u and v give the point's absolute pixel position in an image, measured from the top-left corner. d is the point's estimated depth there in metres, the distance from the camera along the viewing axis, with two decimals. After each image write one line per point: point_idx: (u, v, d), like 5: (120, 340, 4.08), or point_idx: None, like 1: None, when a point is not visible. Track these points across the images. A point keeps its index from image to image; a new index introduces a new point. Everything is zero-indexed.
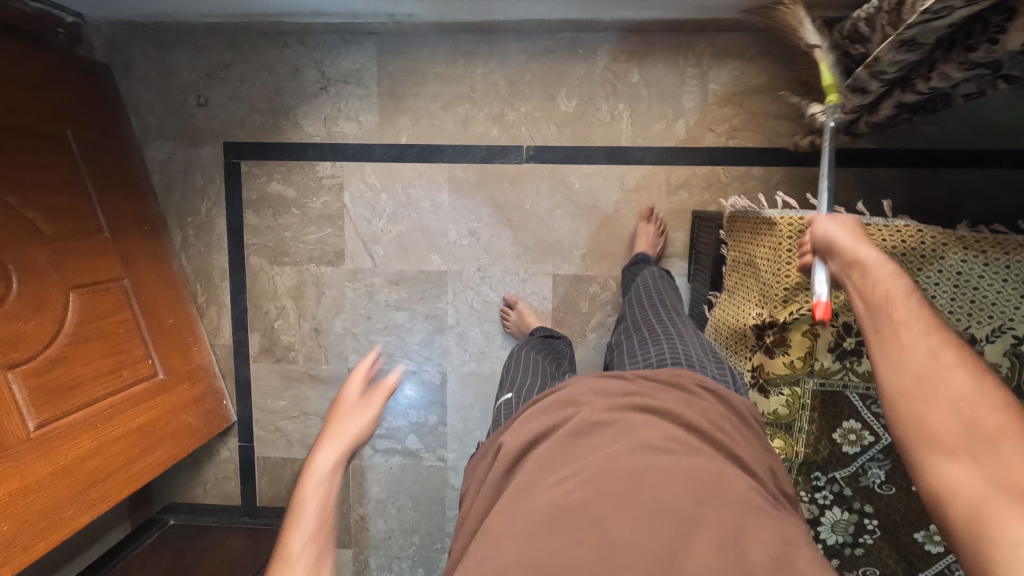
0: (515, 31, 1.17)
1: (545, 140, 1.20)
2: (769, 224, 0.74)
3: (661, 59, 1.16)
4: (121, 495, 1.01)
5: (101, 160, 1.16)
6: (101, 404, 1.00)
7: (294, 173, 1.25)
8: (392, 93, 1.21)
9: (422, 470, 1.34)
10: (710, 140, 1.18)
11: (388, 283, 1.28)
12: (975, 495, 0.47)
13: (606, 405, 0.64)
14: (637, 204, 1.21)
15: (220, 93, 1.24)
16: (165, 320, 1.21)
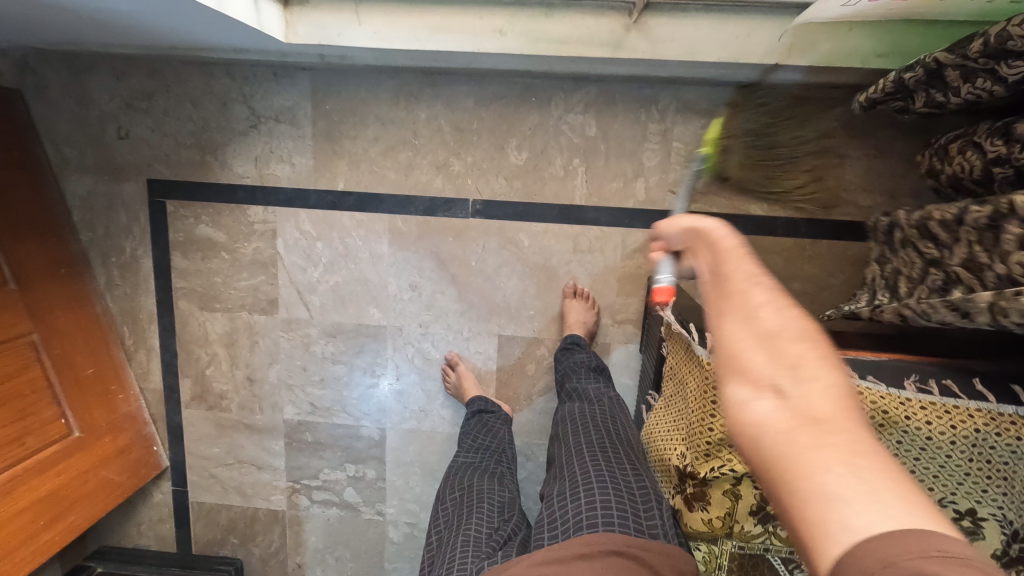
0: (463, 74, 1.06)
1: (493, 193, 1.11)
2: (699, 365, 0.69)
3: (622, 112, 1.05)
4: (23, 571, 0.96)
5: (9, 200, 1.07)
6: (1, 478, 0.95)
7: (224, 216, 1.16)
8: (329, 135, 1.11)
9: (360, 523, 1.30)
10: (670, 202, 1.08)
11: (324, 336, 1.20)
12: (781, 438, 0.34)
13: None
14: (590, 267, 1.12)
15: (142, 125, 1.14)
16: (84, 371, 1.15)
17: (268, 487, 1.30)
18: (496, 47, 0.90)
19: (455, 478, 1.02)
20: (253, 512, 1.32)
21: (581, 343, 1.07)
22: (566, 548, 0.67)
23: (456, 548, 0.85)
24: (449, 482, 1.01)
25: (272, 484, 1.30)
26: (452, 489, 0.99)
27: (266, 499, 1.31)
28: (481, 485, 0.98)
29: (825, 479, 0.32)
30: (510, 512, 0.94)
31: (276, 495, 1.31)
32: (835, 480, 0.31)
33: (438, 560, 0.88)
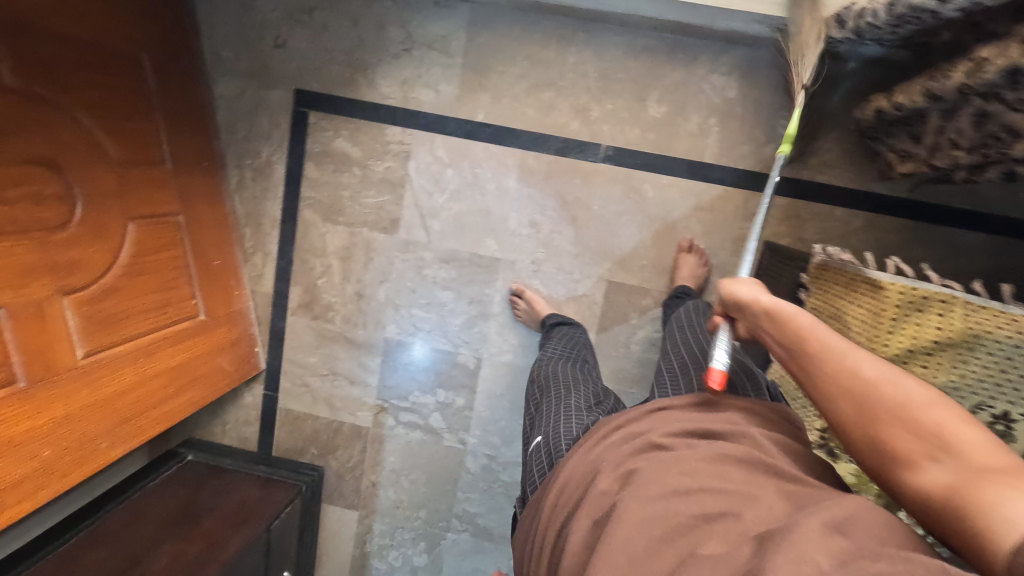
0: (616, 23, 1.11)
1: (627, 142, 1.15)
2: (874, 285, 0.77)
3: (765, 79, 1.10)
4: (153, 433, 1.01)
5: (172, 88, 1.12)
6: (146, 339, 1.00)
7: (362, 132, 1.21)
8: (477, 67, 1.16)
9: (440, 449, 1.35)
10: (797, 171, 1.12)
11: (438, 261, 1.25)
12: (950, 492, 0.48)
13: (603, 471, 0.66)
14: (709, 224, 1.17)
15: (299, 37, 1.19)
16: (212, 261, 1.20)
17: (356, 403, 1.35)
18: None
19: (550, 370, 1.07)
20: (338, 426, 1.37)
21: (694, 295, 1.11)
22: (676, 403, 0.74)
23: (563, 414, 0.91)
24: (547, 374, 1.07)
25: (361, 401, 1.35)
26: (546, 380, 1.05)
27: (352, 415, 1.36)
28: (572, 374, 1.04)
29: (999, 507, 0.44)
30: (603, 399, 0.98)
31: (363, 412, 1.35)
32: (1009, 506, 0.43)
33: (537, 431, 0.93)
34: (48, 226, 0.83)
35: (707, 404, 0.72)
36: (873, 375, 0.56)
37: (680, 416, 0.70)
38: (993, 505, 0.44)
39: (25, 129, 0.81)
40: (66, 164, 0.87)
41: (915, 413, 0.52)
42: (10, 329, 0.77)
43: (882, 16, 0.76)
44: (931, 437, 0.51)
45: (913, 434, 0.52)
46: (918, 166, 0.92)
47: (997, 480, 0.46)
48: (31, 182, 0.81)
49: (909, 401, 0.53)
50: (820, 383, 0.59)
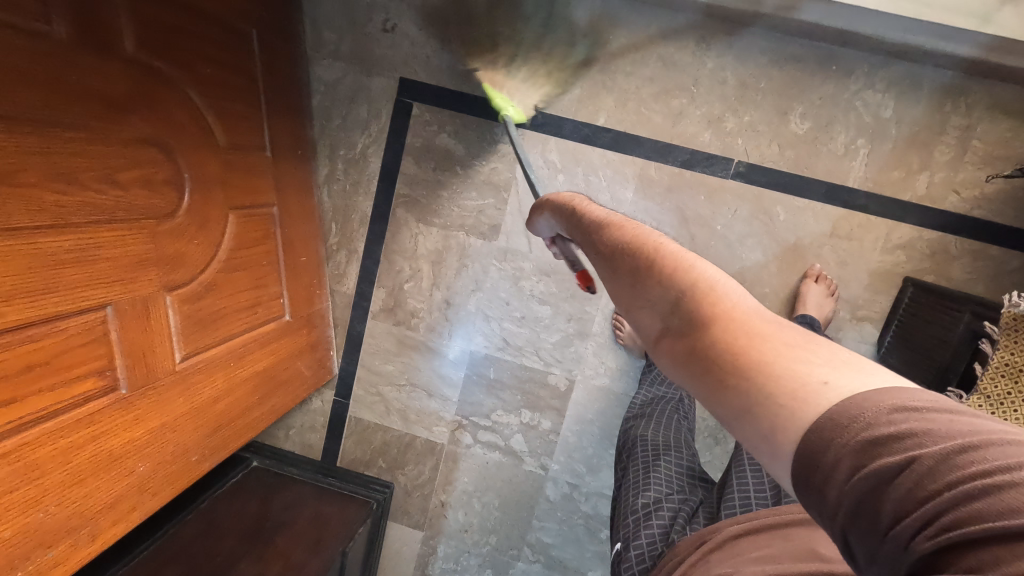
0: (765, 27, 1.00)
1: (761, 158, 1.05)
2: None
3: (926, 98, 0.99)
4: (238, 443, 0.93)
5: (276, 69, 1.04)
6: (237, 341, 0.92)
7: (469, 129, 1.12)
8: (603, 66, 1.06)
9: (519, 473, 1.25)
10: (951, 204, 1.01)
11: (538, 273, 1.16)
12: (693, 368, 0.41)
13: None
14: (844, 254, 1.06)
15: (410, 21, 1.10)
16: (299, 258, 1.11)
17: (432, 417, 1.26)
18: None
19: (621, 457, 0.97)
20: (410, 440, 1.28)
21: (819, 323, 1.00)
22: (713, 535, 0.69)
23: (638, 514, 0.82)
24: (622, 456, 0.95)
25: (438, 415, 1.26)
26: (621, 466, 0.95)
27: (427, 429, 1.27)
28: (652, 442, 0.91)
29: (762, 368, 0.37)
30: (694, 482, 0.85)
31: (438, 427, 1.26)
32: (774, 369, 0.37)
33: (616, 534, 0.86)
34: (157, 215, 0.75)
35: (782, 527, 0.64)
36: (610, 238, 0.54)
37: (734, 553, 0.64)
38: (744, 379, 0.37)
39: (141, 105, 0.72)
40: (177, 146, 0.78)
41: (658, 269, 0.46)
42: (116, 330, 0.68)
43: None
44: (669, 290, 0.45)
45: (639, 300, 0.47)
46: None
47: (735, 330, 0.39)
48: (143, 165, 0.72)
49: (625, 246, 0.51)
50: (604, 268, 0.53)
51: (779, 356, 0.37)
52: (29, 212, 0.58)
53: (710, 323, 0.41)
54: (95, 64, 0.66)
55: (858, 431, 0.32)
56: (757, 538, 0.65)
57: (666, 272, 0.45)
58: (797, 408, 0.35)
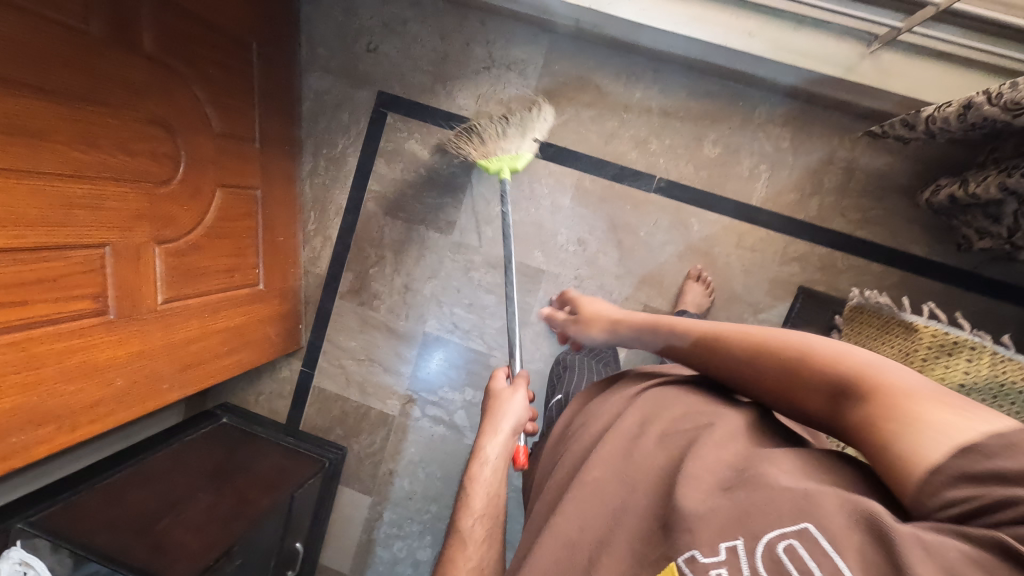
0: (686, 67, 1.19)
1: (679, 176, 1.22)
2: (907, 327, 0.83)
3: (818, 134, 1.17)
4: (206, 384, 1.08)
5: (272, 76, 1.23)
6: (213, 296, 1.08)
7: (434, 137, 1.30)
8: (550, 91, 1.25)
9: (460, 447, 1.39)
10: (839, 225, 1.18)
11: (486, 265, 1.32)
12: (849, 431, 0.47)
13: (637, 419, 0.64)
14: (748, 263, 1.22)
15: (391, 45, 1.29)
16: (278, 238, 1.29)
17: (387, 390, 1.41)
18: (742, 44, 1.04)
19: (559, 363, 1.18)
20: (366, 411, 1.42)
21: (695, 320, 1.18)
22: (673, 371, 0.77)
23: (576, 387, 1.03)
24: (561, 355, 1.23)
25: (392, 389, 1.40)
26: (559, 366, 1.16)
27: (381, 401, 1.41)
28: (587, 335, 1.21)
29: (931, 419, 0.43)
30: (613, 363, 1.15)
31: (391, 400, 1.41)
32: (940, 419, 0.42)
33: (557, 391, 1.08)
34: (156, 181, 0.92)
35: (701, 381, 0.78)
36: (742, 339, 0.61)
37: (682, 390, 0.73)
38: (919, 435, 0.42)
39: (153, 94, 0.91)
40: (180, 129, 0.96)
41: (818, 361, 0.52)
42: (111, 266, 0.85)
43: (947, 125, 0.91)
44: (832, 381, 0.51)
45: (802, 390, 0.54)
46: (997, 244, 0.97)
47: (902, 399, 0.45)
48: (149, 140, 0.90)
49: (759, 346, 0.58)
50: (743, 369, 0.60)
51: (934, 412, 0.43)
52: (57, 161, 0.75)
53: (866, 394, 0.47)
54: (121, 57, 0.84)
55: (955, 474, 0.40)
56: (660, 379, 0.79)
57: (814, 363, 0.53)
58: (921, 447, 0.42)
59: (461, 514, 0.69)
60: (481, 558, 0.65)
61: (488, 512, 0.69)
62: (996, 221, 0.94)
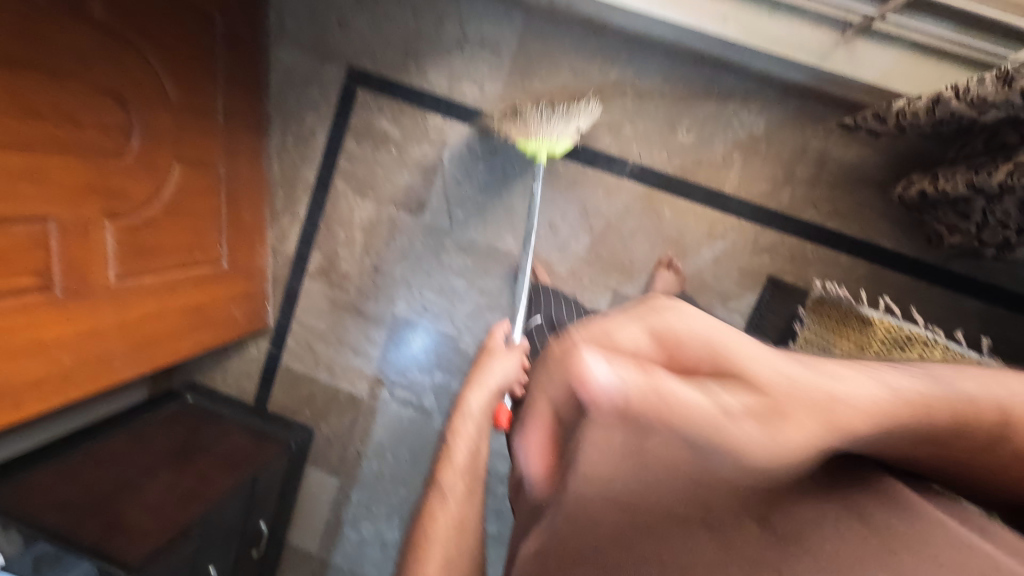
0: (661, 51, 1.16)
1: (652, 163, 1.21)
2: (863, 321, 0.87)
3: (792, 123, 1.15)
4: (163, 364, 1.06)
5: (237, 48, 1.18)
6: (171, 275, 1.06)
7: (405, 116, 1.27)
8: (523, 72, 1.22)
9: (429, 430, 1.39)
10: (810, 215, 1.17)
11: (456, 248, 1.31)
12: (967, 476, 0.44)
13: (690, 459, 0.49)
14: (718, 252, 1.22)
15: (362, 19, 1.25)
16: (242, 216, 1.26)
17: (355, 372, 1.39)
18: (715, 30, 1.01)
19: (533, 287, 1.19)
20: (334, 393, 1.41)
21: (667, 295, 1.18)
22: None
23: (558, 310, 1.07)
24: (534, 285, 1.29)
25: (360, 371, 1.39)
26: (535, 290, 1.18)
27: (350, 383, 1.40)
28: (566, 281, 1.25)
29: None
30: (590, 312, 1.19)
31: (360, 382, 1.39)
32: None
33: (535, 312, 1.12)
34: (107, 155, 0.89)
35: None
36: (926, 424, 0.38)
37: None
38: None
39: (101, 63, 0.87)
40: (134, 100, 0.93)
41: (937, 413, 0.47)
42: (58, 242, 0.82)
43: (914, 121, 0.91)
44: None
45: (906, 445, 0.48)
46: (963, 241, 0.96)
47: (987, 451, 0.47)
48: (97, 111, 0.87)
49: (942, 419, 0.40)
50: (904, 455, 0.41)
51: None
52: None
53: None
54: (64, 22, 0.80)
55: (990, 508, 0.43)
56: None
57: None
58: None
59: (443, 468, 0.70)
60: (463, 511, 0.66)
61: (469, 466, 0.70)
62: (966, 218, 0.93)
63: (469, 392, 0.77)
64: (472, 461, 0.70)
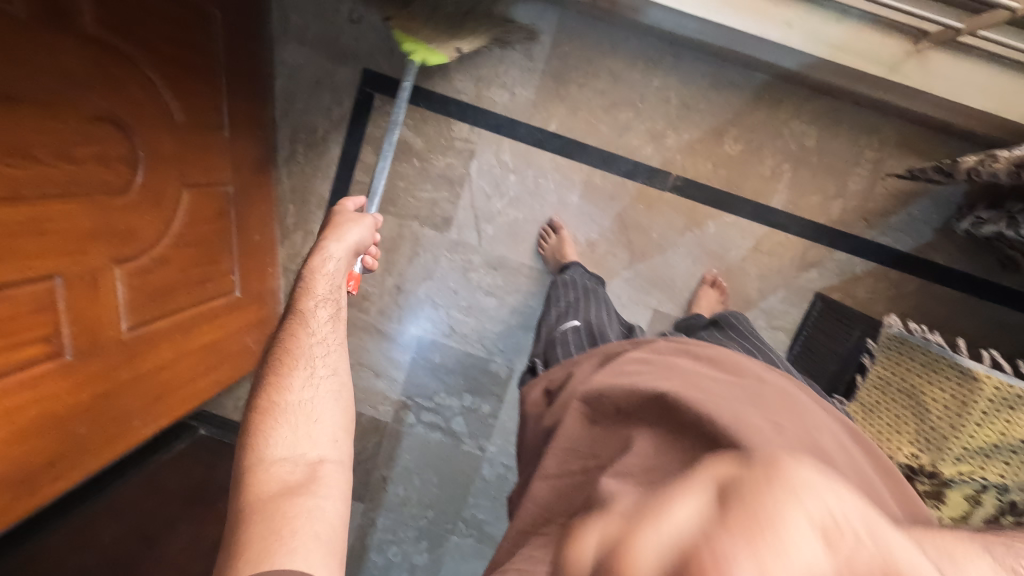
0: (710, 53, 1.08)
1: (697, 175, 1.14)
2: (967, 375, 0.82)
3: (845, 132, 1.09)
4: (181, 412, 0.97)
5: (240, 51, 1.05)
6: (183, 314, 0.96)
7: (429, 124, 1.16)
8: (558, 76, 1.12)
9: (458, 453, 1.33)
10: (860, 229, 1.13)
11: (486, 265, 1.22)
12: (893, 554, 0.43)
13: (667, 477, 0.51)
14: (764, 268, 1.17)
15: (377, 15, 1.12)
16: (252, 237, 1.15)
17: (379, 396, 1.32)
18: (779, 36, 0.93)
19: (568, 285, 0.97)
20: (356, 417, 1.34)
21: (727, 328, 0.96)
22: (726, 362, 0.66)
23: (603, 319, 0.88)
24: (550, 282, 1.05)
25: (384, 395, 1.32)
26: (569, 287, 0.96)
27: (373, 407, 1.33)
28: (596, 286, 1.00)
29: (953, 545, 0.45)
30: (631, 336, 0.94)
31: (384, 406, 1.32)
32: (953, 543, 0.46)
33: (569, 315, 0.90)
34: (110, 190, 0.78)
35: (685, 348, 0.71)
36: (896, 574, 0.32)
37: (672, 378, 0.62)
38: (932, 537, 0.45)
39: (99, 85, 0.74)
40: (135, 125, 0.81)
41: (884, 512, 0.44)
42: (63, 300, 0.72)
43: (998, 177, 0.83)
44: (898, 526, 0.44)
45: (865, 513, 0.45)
46: None
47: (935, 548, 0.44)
48: (98, 143, 0.75)
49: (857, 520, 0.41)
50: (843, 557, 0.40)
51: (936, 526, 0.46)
52: None
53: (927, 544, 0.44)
54: (58, 44, 0.67)
55: None
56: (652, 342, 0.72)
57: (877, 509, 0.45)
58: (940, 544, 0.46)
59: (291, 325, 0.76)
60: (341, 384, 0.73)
61: (329, 330, 0.78)
62: None
63: (326, 242, 0.85)
64: (334, 307, 0.80)
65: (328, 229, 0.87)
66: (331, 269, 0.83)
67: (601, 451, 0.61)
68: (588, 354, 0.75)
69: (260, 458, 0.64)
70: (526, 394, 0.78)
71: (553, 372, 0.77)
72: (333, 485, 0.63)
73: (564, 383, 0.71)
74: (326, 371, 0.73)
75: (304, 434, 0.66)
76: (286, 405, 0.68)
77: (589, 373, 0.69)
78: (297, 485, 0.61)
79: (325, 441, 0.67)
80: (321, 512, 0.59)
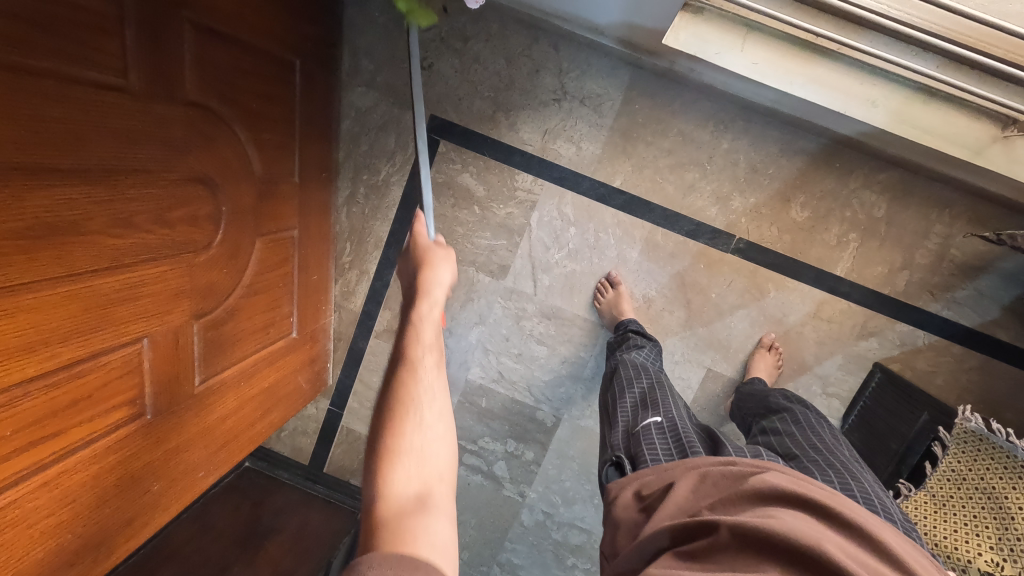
0: (782, 120, 1.06)
1: (761, 238, 1.12)
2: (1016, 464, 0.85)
3: (916, 206, 1.08)
4: (240, 457, 0.97)
5: (312, 97, 1.05)
6: (247, 362, 0.96)
7: (492, 172, 1.16)
8: (626, 132, 1.11)
9: (498, 497, 1.33)
10: (925, 302, 1.11)
11: (540, 315, 1.22)
12: None
13: None
14: (823, 334, 1.15)
15: (447, 63, 1.12)
16: (311, 277, 1.15)
17: None
18: (863, 114, 0.91)
19: (636, 367, 0.98)
20: None
21: (800, 407, 0.93)
22: (852, 507, 0.58)
23: (679, 414, 0.85)
24: (611, 371, 1.02)
25: None
26: (636, 375, 0.95)
27: None
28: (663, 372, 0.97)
29: None
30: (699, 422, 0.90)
31: None
32: None
33: (644, 408, 0.87)
34: (195, 248, 0.78)
35: (798, 475, 0.64)
36: None
37: (793, 512, 0.56)
38: None
39: (195, 146, 0.74)
40: (220, 182, 0.81)
41: None
42: (148, 360, 0.72)
43: None
44: None
45: None
46: None
47: None
48: (189, 204, 0.74)
49: None
50: None
51: None
52: (91, 258, 0.60)
53: None
54: (162, 111, 0.68)
55: None
56: (763, 466, 0.66)
57: None
58: None
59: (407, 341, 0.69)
60: (435, 375, 0.66)
61: (436, 343, 0.70)
62: None
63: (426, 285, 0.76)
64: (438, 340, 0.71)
65: (421, 269, 0.79)
66: (436, 315, 0.74)
67: (721, 561, 0.53)
68: (688, 468, 0.68)
69: (378, 492, 0.56)
70: (615, 492, 0.74)
71: (645, 473, 0.73)
72: (447, 515, 0.56)
73: (664, 497, 0.66)
74: (436, 415, 0.63)
75: (417, 472, 0.58)
76: (400, 447, 0.59)
77: (701, 499, 0.63)
78: (417, 512, 0.54)
79: (435, 475, 0.59)
80: (441, 539, 0.53)
